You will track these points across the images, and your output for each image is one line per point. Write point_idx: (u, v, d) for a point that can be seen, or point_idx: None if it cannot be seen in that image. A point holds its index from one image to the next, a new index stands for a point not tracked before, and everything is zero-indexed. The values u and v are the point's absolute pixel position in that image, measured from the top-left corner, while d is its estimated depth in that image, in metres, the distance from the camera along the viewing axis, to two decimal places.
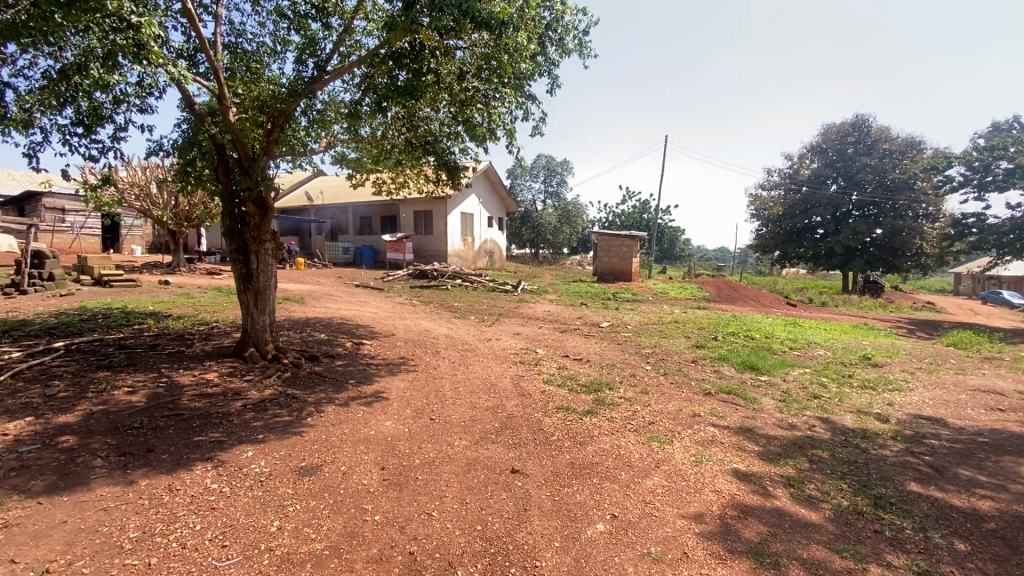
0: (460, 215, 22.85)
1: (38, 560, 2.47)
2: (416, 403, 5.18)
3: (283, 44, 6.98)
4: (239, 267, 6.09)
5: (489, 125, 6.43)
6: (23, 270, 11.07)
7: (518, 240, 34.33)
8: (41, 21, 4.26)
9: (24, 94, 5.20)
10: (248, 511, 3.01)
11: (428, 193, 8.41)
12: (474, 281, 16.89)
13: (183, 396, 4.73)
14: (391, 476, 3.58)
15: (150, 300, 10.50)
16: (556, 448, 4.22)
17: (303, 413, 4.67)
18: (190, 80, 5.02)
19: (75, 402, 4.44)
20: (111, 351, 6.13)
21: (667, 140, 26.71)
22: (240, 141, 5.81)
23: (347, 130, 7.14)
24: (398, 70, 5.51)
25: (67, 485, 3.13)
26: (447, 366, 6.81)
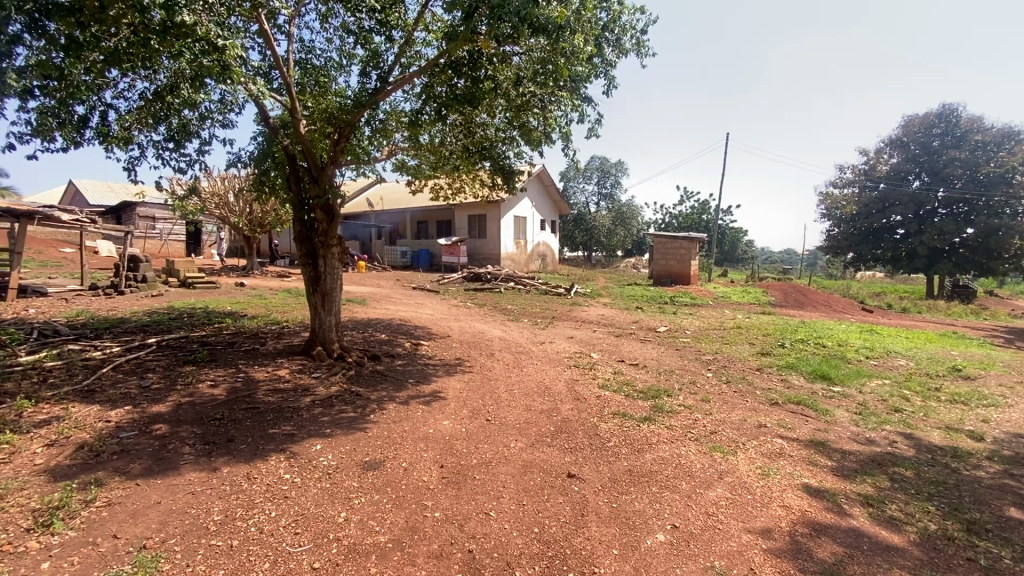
0: (513, 219, 23.02)
1: (136, 537, 2.72)
2: (472, 403, 5.27)
3: (348, 58, 7.33)
4: (308, 270, 6.44)
5: (545, 130, 6.42)
6: (121, 272, 12.25)
7: (571, 243, 34.11)
8: (141, 48, 4.72)
9: (124, 114, 5.76)
10: (317, 502, 3.18)
11: (484, 198, 8.54)
12: (527, 284, 16.95)
13: (258, 391, 5.07)
14: (450, 474, 3.67)
15: (228, 300, 11.32)
16: (613, 454, 4.17)
17: (366, 410, 4.87)
18: (266, 95, 5.40)
19: (166, 393, 4.86)
20: (195, 348, 6.66)
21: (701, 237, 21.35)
22: (310, 152, 6.19)
23: (407, 138, 7.40)
24: (457, 78, 5.68)
25: (160, 469, 3.44)
26: (502, 368, 6.88)
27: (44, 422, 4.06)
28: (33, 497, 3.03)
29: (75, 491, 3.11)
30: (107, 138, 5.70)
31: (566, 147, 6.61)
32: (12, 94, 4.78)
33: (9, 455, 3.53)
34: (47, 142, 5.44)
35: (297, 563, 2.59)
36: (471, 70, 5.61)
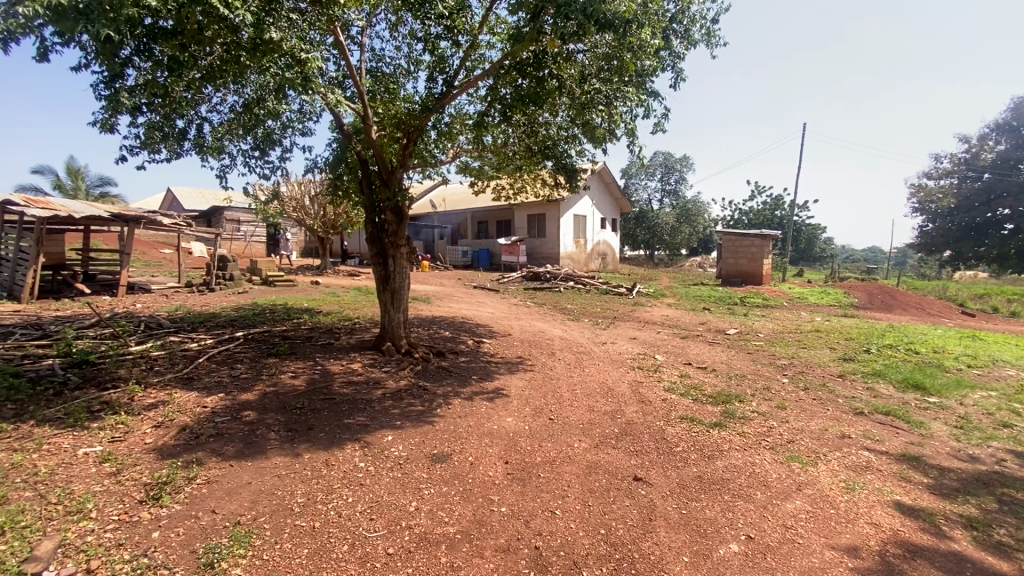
0: (573, 218, 22.86)
1: (231, 513, 2.96)
2: (535, 402, 5.30)
3: (415, 64, 7.59)
4: (379, 269, 6.73)
5: (609, 127, 6.32)
6: (212, 271, 13.38)
7: (633, 242, 33.41)
8: (233, 65, 5.13)
9: (218, 126, 6.29)
10: (390, 490, 3.33)
11: (546, 197, 8.55)
12: (587, 284, 16.77)
13: (334, 383, 5.37)
14: (515, 470, 3.71)
15: (304, 298, 12.05)
16: (682, 460, 4.04)
17: (433, 404, 5.02)
18: (341, 103, 5.71)
19: (253, 382, 5.26)
20: (277, 341, 7.16)
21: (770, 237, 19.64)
22: (380, 156, 6.47)
23: (470, 140, 7.54)
24: (522, 79, 5.73)
25: (250, 452, 3.73)
26: (564, 367, 6.86)
27: (152, 406, 4.51)
28: (145, 472, 3.38)
29: (179, 468, 3.44)
30: (203, 148, 6.25)
31: (631, 144, 6.48)
32: (125, 111, 5.35)
33: (125, 434, 3.96)
34: (153, 153, 6.05)
35: (373, 548, 2.72)
36: (536, 70, 5.64)
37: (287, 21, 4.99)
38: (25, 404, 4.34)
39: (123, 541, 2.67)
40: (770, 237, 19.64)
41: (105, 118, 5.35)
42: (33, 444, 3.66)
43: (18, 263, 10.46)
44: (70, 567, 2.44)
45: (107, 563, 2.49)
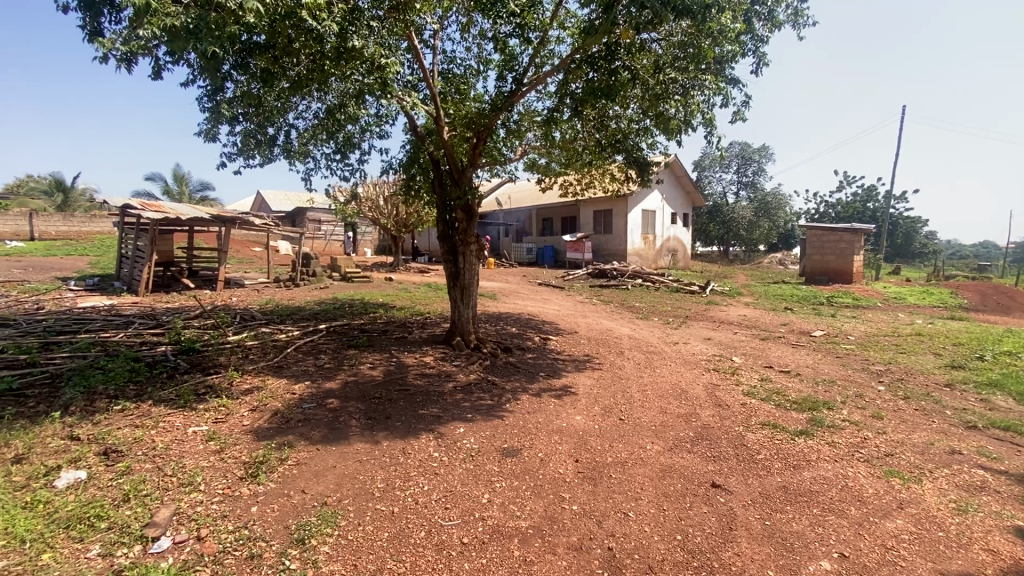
0: (642, 213, 22.21)
1: (319, 493, 3.17)
2: (605, 401, 5.22)
3: (485, 64, 7.68)
4: (450, 266, 6.92)
5: (684, 118, 6.05)
6: (297, 268, 14.37)
7: (705, 237, 31.96)
8: (318, 74, 5.46)
9: (303, 132, 6.72)
10: (463, 481, 3.41)
11: (615, 193, 8.37)
12: (656, 282, 16.26)
13: (408, 375, 5.59)
14: (585, 469, 3.68)
15: (379, 293, 12.62)
16: (764, 468, 3.81)
17: (502, 399, 5.09)
18: (416, 106, 5.90)
19: (335, 372, 5.59)
20: (356, 334, 7.56)
21: (862, 230, 18.09)
22: (452, 156, 6.62)
23: (539, 137, 7.54)
24: (593, 73, 5.64)
25: (334, 437, 3.97)
26: (633, 367, 6.68)
27: (249, 391, 4.93)
28: (243, 451, 3.69)
29: (273, 449, 3.73)
30: (291, 153, 6.72)
31: (708, 135, 6.18)
32: (225, 121, 5.86)
33: (227, 416, 4.35)
34: (249, 159, 6.59)
35: (448, 536, 2.81)
36: (608, 63, 5.53)
37: (367, 29, 5.22)
38: (145, 385, 4.88)
39: (226, 513, 2.94)
40: (862, 230, 18.10)
41: (208, 128, 5.89)
42: (152, 422, 4.11)
43: (136, 260, 11.78)
44: (184, 533, 2.72)
45: (213, 532, 2.75)
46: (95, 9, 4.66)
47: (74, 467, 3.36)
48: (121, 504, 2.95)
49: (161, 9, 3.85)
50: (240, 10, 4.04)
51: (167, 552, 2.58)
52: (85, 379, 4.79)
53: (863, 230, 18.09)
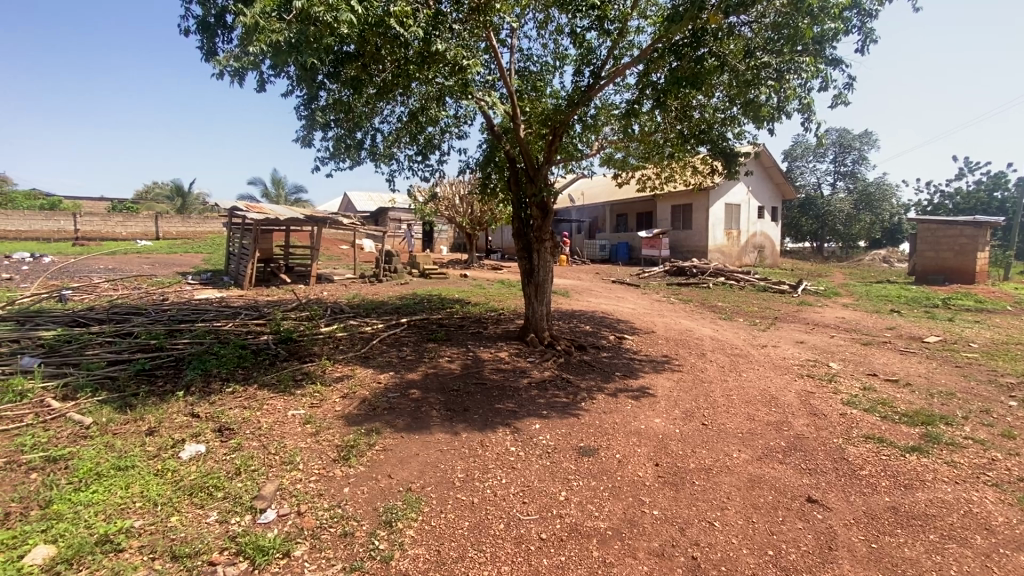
0: (725, 207, 21.03)
1: (404, 479, 3.33)
2: (686, 404, 5.01)
3: (562, 59, 7.62)
4: (525, 263, 6.97)
5: (778, 104, 5.62)
6: (380, 264, 15.15)
7: (796, 233, 29.67)
8: (402, 78, 5.67)
9: (388, 136, 7.06)
10: (541, 477, 3.43)
11: (697, 186, 7.99)
12: (740, 280, 15.34)
13: (485, 369, 5.70)
14: (666, 474, 3.55)
15: (455, 290, 12.97)
16: (869, 486, 3.47)
17: (578, 397, 5.05)
18: (494, 105, 5.98)
19: (416, 364, 5.84)
20: (434, 328, 7.84)
21: (990, 223, 15.91)
22: (528, 154, 6.64)
23: (616, 131, 7.35)
24: (677, 61, 5.40)
25: (416, 426, 4.14)
26: (716, 370, 6.35)
27: (340, 379, 5.28)
28: (335, 435, 3.96)
29: (362, 434, 3.96)
30: (376, 156, 7.08)
31: (806, 122, 5.70)
32: (319, 128, 6.30)
33: (321, 401, 4.69)
34: (339, 162, 7.03)
35: (527, 530, 2.84)
36: (693, 50, 5.26)
37: (449, 33, 5.35)
38: (251, 370, 5.39)
39: (322, 491, 3.16)
40: (990, 223, 15.91)
41: (305, 135, 6.37)
42: (258, 403, 4.53)
43: (242, 257, 12.98)
44: (287, 507, 2.97)
45: (312, 509, 2.97)
46: (211, 31, 5.20)
47: (195, 440, 3.78)
48: (233, 477, 3.28)
49: (266, 27, 4.19)
50: (335, 22, 4.30)
51: (272, 523, 2.82)
52: (202, 363, 5.36)
53: (990, 224, 15.90)
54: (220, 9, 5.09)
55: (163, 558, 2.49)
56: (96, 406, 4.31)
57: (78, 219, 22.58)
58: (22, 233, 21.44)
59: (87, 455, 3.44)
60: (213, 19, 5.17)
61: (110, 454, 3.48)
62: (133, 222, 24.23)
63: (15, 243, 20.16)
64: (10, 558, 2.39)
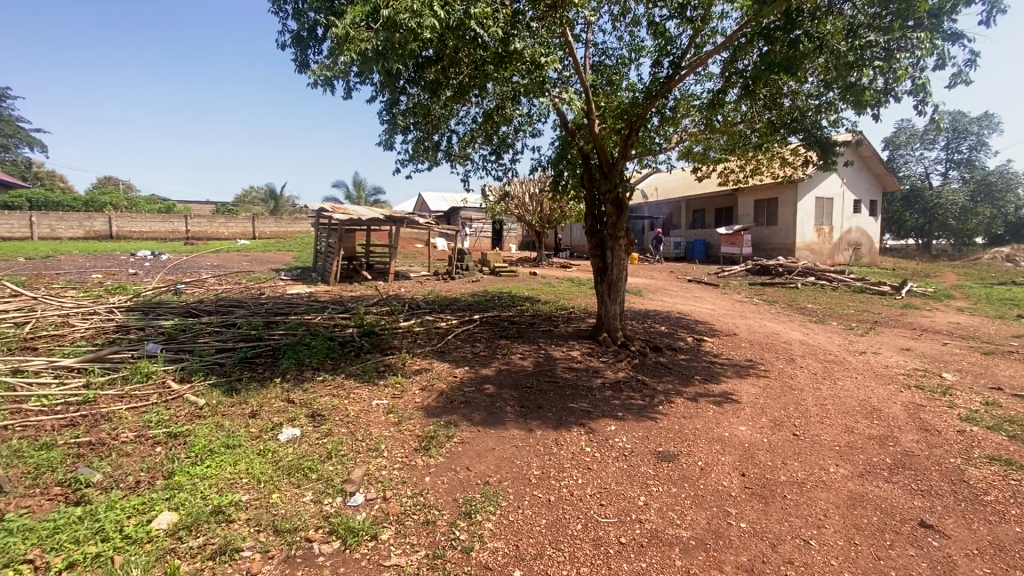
0: (815, 201, 19.47)
1: (481, 472, 3.39)
2: (773, 412, 4.70)
3: (638, 51, 7.40)
4: (598, 261, 6.84)
5: (885, 86, 5.11)
6: (453, 261, 15.55)
7: (898, 229, 26.91)
8: (479, 79, 5.77)
9: (463, 136, 7.21)
10: (618, 480, 3.35)
11: (785, 179, 7.46)
12: (833, 280, 14.14)
13: (558, 367, 5.68)
14: (754, 485, 3.34)
15: (525, 287, 13.04)
16: (996, 513, 3.07)
17: (655, 400, 4.89)
18: (570, 101, 5.91)
19: (491, 360, 5.93)
20: (506, 325, 7.93)
21: None
22: (603, 149, 6.51)
23: (697, 123, 7.02)
24: (768, 45, 5.06)
25: (492, 421, 4.21)
26: (807, 377, 5.90)
27: (418, 371, 5.49)
28: (416, 425, 4.11)
29: (441, 426, 4.08)
30: (452, 156, 7.25)
31: (918, 104, 5.14)
32: (399, 131, 6.58)
33: (402, 392, 4.89)
34: (418, 164, 7.27)
35: (604, 532, 2.79)
36: (786, 33, 4.89)
37: (526, 32, 5.37)
38: (338, 361, 5.74)
39: (405, 479, 3.30)
40: None
41: (387, 139, 6.68)
42: (345, 392, 4.81)
43: (328, 255, 13.86)
44: (373, 492, 3.12)
45: (396, 495, 3.10)
46: (305, 43, 5.58)
47: (291, 424, 4.09)
48: (326, 460, 3.51)
49: (356, 36, 4.43)
50: (418, 28, 4.45)
51: (360, 507, 2.98)
52: (295, 353, 5.78)
53: None
54: (313, 23, 5.45)
55: (266, 531, 2.70)
56: (207, 388, 4.79)
57: (189, 220, 25.16)
58: (144, 234, 24.23)
59: (201, 433, 3.82)
60: (307, 32, 5.55)
61: (220, 433, 3.85)
62: (234, 223, 26.63)
63: (139, 242, 22.83)
64: (141, 521, 2.71)
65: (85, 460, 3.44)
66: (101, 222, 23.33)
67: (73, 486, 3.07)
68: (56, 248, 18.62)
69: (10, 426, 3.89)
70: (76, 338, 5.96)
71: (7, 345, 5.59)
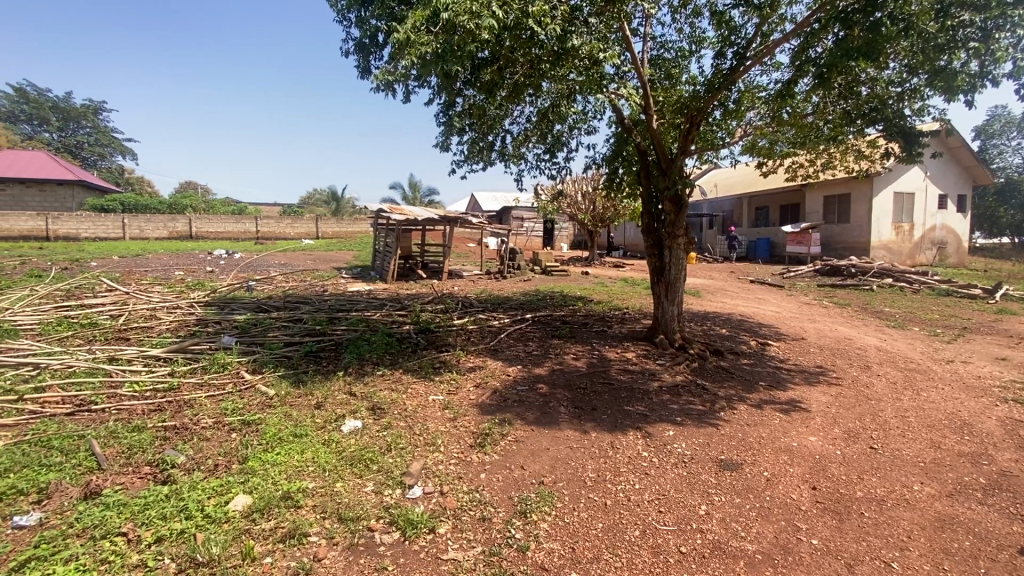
0: (894, 196, 18.05)
1: (536, 472, 3.38)
2: (847, 423, 4.40)
3: (699, 43, 7.13)
4: (655, 260, 6.66)
5: (981, 69, 4.65)
6: (505, 260, 15.66)
7: (991, 226, 24.49)
8: (535, 78, 5.75)
9: (517, 136, 7.23)
10: (677, 487, 3.24)
11: (860, 172, 6.97)
12: (914, 283, 13.05)
13: (612, 368, 5.58)
14: (827, 500, 3.14)
15: (577, 287, 12.91)
16: None
17: (715, 405, 4.70)
18: (627, 97, 5.79)
19: (543, 359, 5.92)
20: (559, 324, 7.89)
21: None
22: (661, 145, 6.31)
23: (762, 116, 6.69)
24: (845, 30, 4.74)
25: (546, 420, 4.19)
26: (886, 386, 5.47)
27: (472, 368, 5.57)
28: (471, 422, 4.17)
29: (496, 424, 4.11)
30: (506, 156, 7.29)
31: (1020, 88, 4.64)
32: (455, 132, 6.69)
33: (457, 388, 4.98)
34: (473, 164, 7.36)
35: (664, 540, 2.71)
36: (866, 15, 4.55)
37: (584, 28, 5.30)
38: (396, 356, 5.92)
39: (461, 474, 3.35)
40: None
41: (443, 140, 6.81)
42: (402, 387, 4.96)
43: (385, 254, 14.32)
44: (431, 486, 3.19)
45: (453, 490, 3.16)
46: (367, 50, 5.79)
47: (353, 416, 4.26)
48: (386, 452, 3.62)
49: (416, 41, 4.54)
50: (477, 29, 4.51)
51: (418, 499, 3.06)
52: (356, 348, 6.02)
53: None
54: (374, 30, 5.63)
55: (332, 518, 2.82)
56: (276, 379, 5.07)
57: (259, 220, 26.76)
58: (220, 233, 26.02)
59: (271, 422, 4.05)
60: (369, 39, 5.75)
61: (289, 422, 4.06)
62: (300, 223, 28.03)
63: (215, 242, 24.50)
64: (220, 502, 2.91)
65: (171, 442, 3.74)
66: (182, 223, 25.22)
67: (161, 466, 3.34)
68: (144, 247, 20.32)
69: (108, 410, 4.30)
70: (163, 330, 6.49)
71: (105, 335, 6.18)
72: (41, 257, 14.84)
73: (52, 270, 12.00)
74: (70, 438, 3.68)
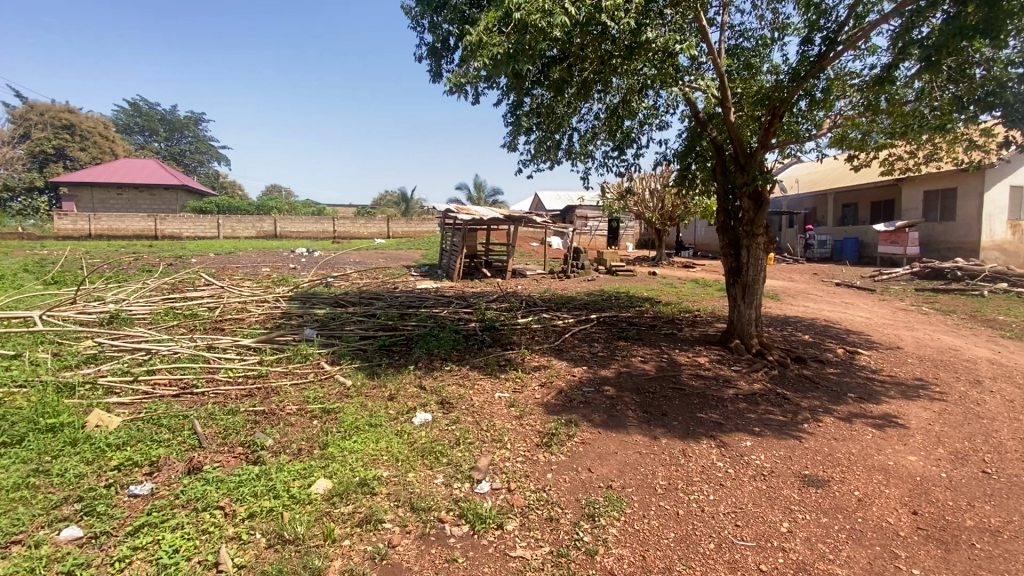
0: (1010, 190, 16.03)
1: (604, 475, 3.33)
2: (953, 443, 3.95)
3: (782, 29, 6.70)
4: (730, 261, 6.34)
5: None
6: (569, 260, 15.55)
7: None
8: (605, 74, 5.66)
9: (585, 134, 7.15)
10: (755, 501, 3.07)
11: (971, 163, 6.25)
12: None
13: (683, 373, 5.38)
14: (930, 527, 2.84)
15: (644, 287, 12.57)
16: None
17: (798, 417, 4.39)
18: (703, 90, 5.54)
19: (610, 361, 5.81)
20: (625, 326, 7.72)
21: None
22: (739, 139, 5.99)
23: (854, 104, 6.17)
24: (957, 6, 4.26)
25: (613, 423, 4.11)
26: (1001, 404, 4.87)
27: (538, 367, 5.58)
28: (537, 421, 4.17)
29: (562, 424, 4.08)
30: (573, 155, 7.22)
31: None
32: (522, 132, 6.73)
33: (522, 387, 5.00)
34: (539, 163, 7.37)
35: (742, 556, 2.57)
36: None
37: (658, 20, 5.14)
38: (463, 352, 6.05)
39: (528, 473, 3.35)
40: None
41: (511, 140, 6.88)
42: (470, 383, 5.05)
43: (452, 253, 14.68)
44: (499, 483, 3.22)
45: (520, 488, 3.17)
46: (439, 55, 5.96)
47: (422, 409, 4.39)
48: (454, 446, 3.70)
49: (488, 42, 4.60)
50: (548, 27, 4.51)
51: (486, 495, 3.10)
52: (425, 343, 6.21)
53: None
54: (446, 34, 5.78)
55: (404, 507, 2.93)
56: (352, 371, 5.35)
57: (336, 221, 28.31)
58: (302, 233, 27.82)
59: (348, 411, 4.28)
60: (440, 44, 5.91)
61: (364, 412, 4.27)
62: (373, 223, 29.33)
63: (297, 241, 26.22)
64: (303, 484, 3.10)
65: (260, 426, 4.05)
66: (269, 223, 27.18)
67: (252, 448, 3.62)
68: (236, 246, 22.11)
69: (208, 393, 4.73)
70: (253, 322, 7.04)
71: (204, 325, 6.79)
72: (152, 254, 16.56)
73: (160, 266, 13.35)
74: (177, 417, 4.08)
